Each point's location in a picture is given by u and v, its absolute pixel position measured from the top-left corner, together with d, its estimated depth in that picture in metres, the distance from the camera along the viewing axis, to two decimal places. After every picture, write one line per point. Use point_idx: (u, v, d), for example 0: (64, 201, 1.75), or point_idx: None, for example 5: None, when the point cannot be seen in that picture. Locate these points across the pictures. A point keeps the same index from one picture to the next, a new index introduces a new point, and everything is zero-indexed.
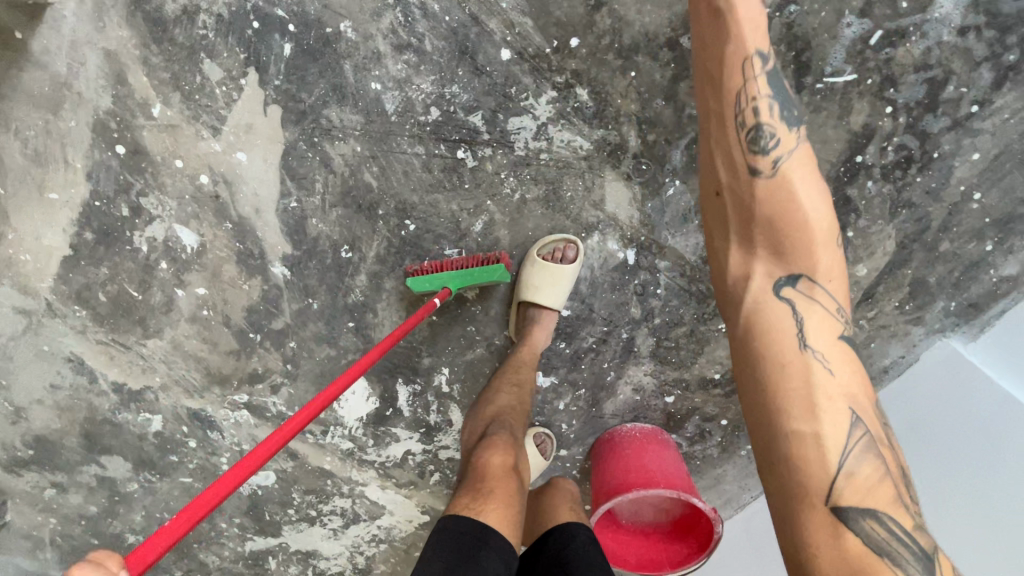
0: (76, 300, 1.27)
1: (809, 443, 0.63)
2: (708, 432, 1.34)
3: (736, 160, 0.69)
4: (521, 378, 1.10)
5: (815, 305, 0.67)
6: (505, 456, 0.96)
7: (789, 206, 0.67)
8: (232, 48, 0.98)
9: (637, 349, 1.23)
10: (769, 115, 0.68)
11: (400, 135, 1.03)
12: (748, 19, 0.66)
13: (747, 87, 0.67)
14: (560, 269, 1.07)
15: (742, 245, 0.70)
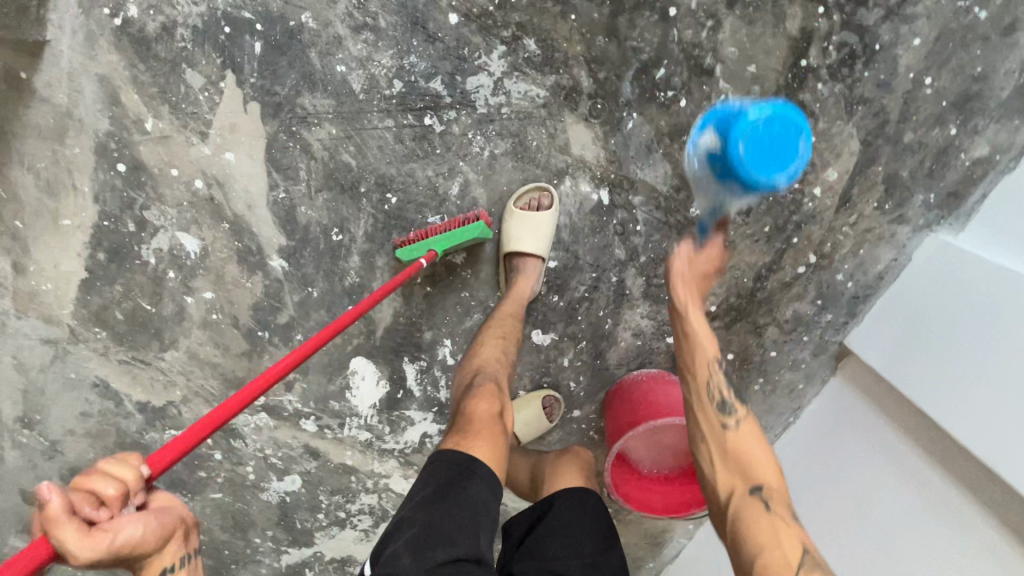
0: (95, 323, 1.35)
1: (769, 557, 0.73)
2: None
3: (709, 412, 0.89)
4: (505, 330, 1.13)
5: (772, 491, 0.80)
6: (492, 404, 0.99)
7: (750, 450, 0.84)
8: (208, 53, 1.07)
9: (629, 291, 1.26)
10: (727, 389, 0.91)
11: (370, 111, 1.10)
12: (692, 325, 0.96)
13: (707, 360, 0.93)
14: (537, 215, 1.13)
15: (714, 459, 0.85)
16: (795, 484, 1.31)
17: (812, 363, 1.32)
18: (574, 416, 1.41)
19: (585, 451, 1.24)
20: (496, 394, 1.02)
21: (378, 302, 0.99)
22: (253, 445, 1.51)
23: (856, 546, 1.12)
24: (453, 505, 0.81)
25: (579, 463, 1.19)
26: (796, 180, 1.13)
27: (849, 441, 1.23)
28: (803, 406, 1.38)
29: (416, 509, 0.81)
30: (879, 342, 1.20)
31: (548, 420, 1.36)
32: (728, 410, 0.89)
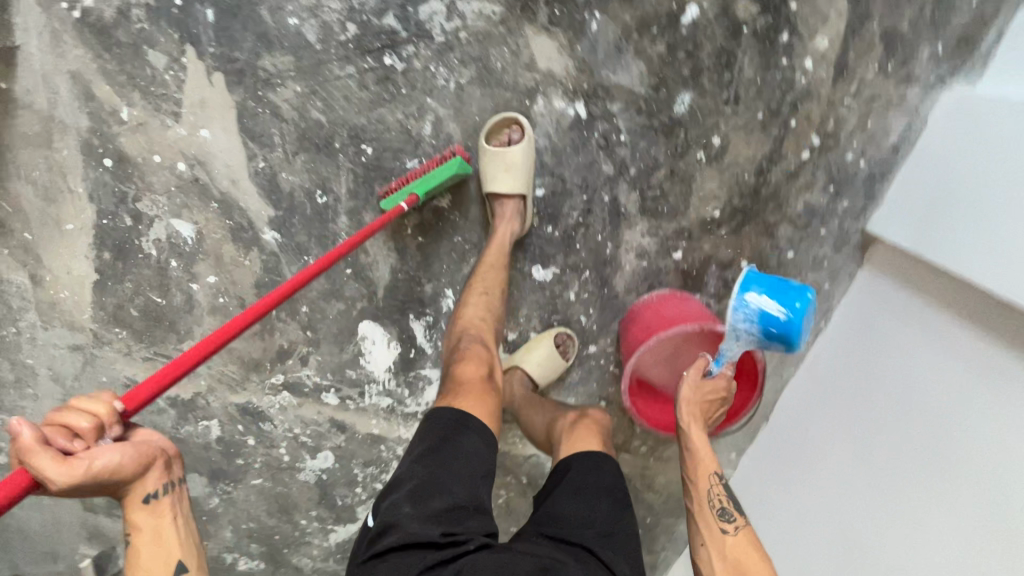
0: (114, 323, 1.39)
1: None
2: (732, 282, 1.28)
3: (709, 515, 0.91)
4: (487, 283, 1.12)
5: None
6: (478, 366, 0.99)
7: (749, 560, 0.85)
8: (166, 30, 1.08)
9: (624, 209, 1.20)
10: (727, 496, 0.94)
11: (329, 60, 1.09)
12: (698, 446, 0.98)
13: (710, 472, 0.95)
14: (510, 151, 1.09)
15: (711, 545, 0.88)
16: (814, 414, 1.27)
17: (834, 258, 1.24)
18: (591, 351, 1.38)
19: (600, 415, 1.12)
20: (482, 354, 1.02)
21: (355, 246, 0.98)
22: (282, 426, 1.52)
23: (909, 440, 1.04)
24: (449, 454, 0.80)
25: (595, 428, 1.07)
26: (783, 55, 1.09)
27: (890, 332, 1.14)
28: (832, 308, 1.30)
29: (414, 463, 0.80)
30: (908, 219, 1.11)
31: (563, 358, 1.33)
32: (728, 516, 0.91)
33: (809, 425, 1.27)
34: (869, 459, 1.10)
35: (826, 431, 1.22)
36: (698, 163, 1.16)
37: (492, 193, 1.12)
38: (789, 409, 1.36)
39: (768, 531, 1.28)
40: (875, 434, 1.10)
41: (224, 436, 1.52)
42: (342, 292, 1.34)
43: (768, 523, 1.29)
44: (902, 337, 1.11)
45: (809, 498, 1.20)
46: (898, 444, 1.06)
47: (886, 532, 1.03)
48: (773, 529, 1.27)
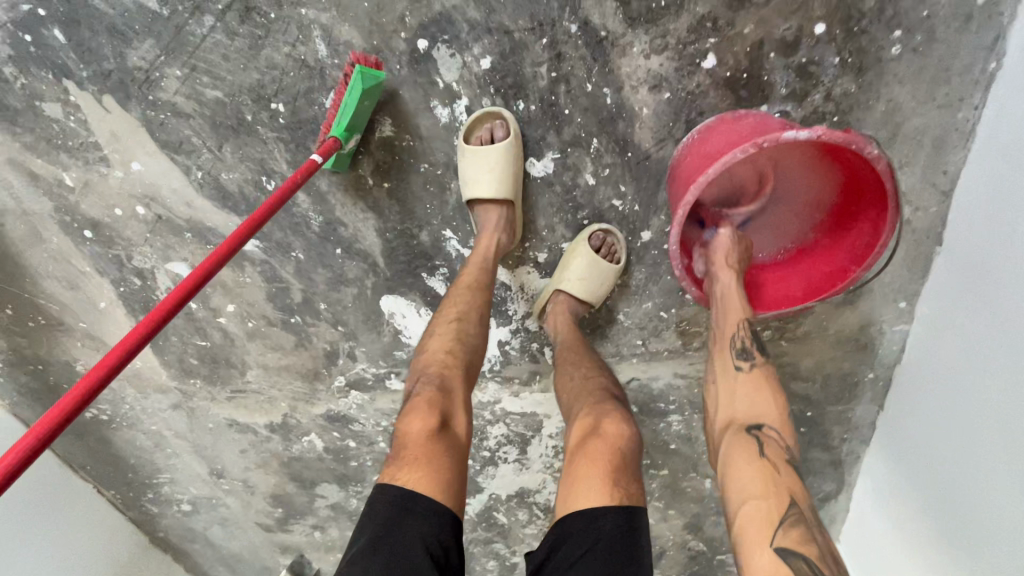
0: (188, 375, 1.45)
1: (754, 503, 0.67)
2: (814, 63, 0.84)
3: (719, 353, 0.84)
4: (457, 311, 0.90)
5: (777, 439, 0.73)
6: (427, 417, 0.77)
7: (757, 393, 0.78)
8: (38, 74, 0.97)
9: (605, 32, 0.86)
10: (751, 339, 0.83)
11: (185, 22, 0.90)
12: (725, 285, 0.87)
13: (737, 315, 0.84)
14: (490, 149, 0.91)
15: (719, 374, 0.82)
16: (981, 259, 0.87)
17: None
18: (648, 239, 1.05)
19: (615, 431, 0.79)
20: (437, 402, 0.79)
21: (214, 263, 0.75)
22: (369, 422, 1.47)
23: None
24: (390, 550, 0.64)
25: (605, 453, 0.76)
26: None
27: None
28: (999, 32, 0.80)
29: (350, 565, 0.65)
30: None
31: (611, 261, 1.03)
32: (746, 354, 0.81)
33: (983, 251, 0.87)
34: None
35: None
36: None
37: (474, 200, 0.96)
38: (947, 281, 0.96)
39: (993, 392, 0.87)
40: None
41: (328, 445, 1.54)
42: (348, 276, 1.18)
43: (990, 381, 0.87)
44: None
45: (1011, 344, 0.82)
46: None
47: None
48: (1001, 386, 0.85)
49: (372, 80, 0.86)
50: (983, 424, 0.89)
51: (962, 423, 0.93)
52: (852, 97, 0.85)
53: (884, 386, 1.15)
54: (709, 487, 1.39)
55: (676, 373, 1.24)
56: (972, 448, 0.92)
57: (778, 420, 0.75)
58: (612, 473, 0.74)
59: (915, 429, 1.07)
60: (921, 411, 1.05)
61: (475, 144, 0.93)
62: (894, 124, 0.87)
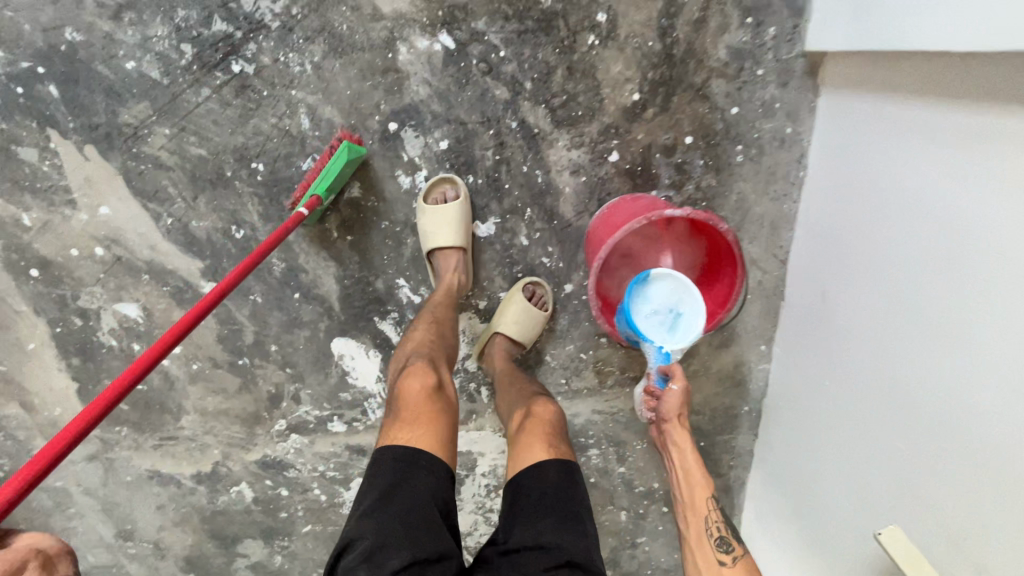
0: (114, 422, 1.43)
1: None
2: (687, 164, 1.14)
3: (704, 547, 0.95)
4: (436, 312, 1.09)
5: None
6: (425, 384, 0.94)
7: None
8: (22, 122, 1.04)
9: (537, 128, 1.09)
10: (725, 527, 0.96)
11: (182, 91, 1.03)
12: (686, 464, 1.01)
13: (704, 494, 0.99)
14: (446, 208, 1.09)
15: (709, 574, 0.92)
16: (809, 310, 1.19)
17: (785, 96, 1.09)
18: (569, 291, 1.27)
19: (545, 409, 1.03)
20: (433, 370, 0.98)
21: (240, 276, 0.85)
22: (305, 468, 1.49)
23: (871, 247, 0.99)
24: (405, 502, 0.77)
25: (540, 425, 0.98)
26: None
27: (875, 147, 0.96)
28: (805, 151, 1.15)
29: (366, 518, 0.76)
30: (844, 14, 0.93)
31: (541, 309, 1.23)
32: (726, 548, 0.93)
33: (809, 305, 1.18)
34: (897, 286, 0.92)
35: (842, 281, 1.07)
36: (593, 49, 1.03)
37: (433, 249, 1.11)
38: (790, 329, 1.27)
39: (829, 410, 1.12)
40: (885, 264, 0.95)
41: (258, 495, 1.52)
42: (302, 319, 1.28)
43: (827, 402, 1.12)
44: (892, 145, 0.92)
45: (827, 372, 1.12)
46: (924, 261, 0.87)
47: (935, 363, 0.85)
48: (824, 404, 1.14)
49: (355, 154, 1.04)
50: (816, 438, 1.17)
51: (814, 441, 1.17)
52: (713, 189, 1.17)
53: (757, 416, 1.42)
54: (624, 517, 1.58)
55: (594, 410, 1.46)
56: (813, 459, 1.18)
57: None
58: (554, 440, 0.95)
59: (780, 452, 1.33)
60: (782, 436, 1.32)
61: (432, 202, 1.11)
62: (743, 210, 1.19)
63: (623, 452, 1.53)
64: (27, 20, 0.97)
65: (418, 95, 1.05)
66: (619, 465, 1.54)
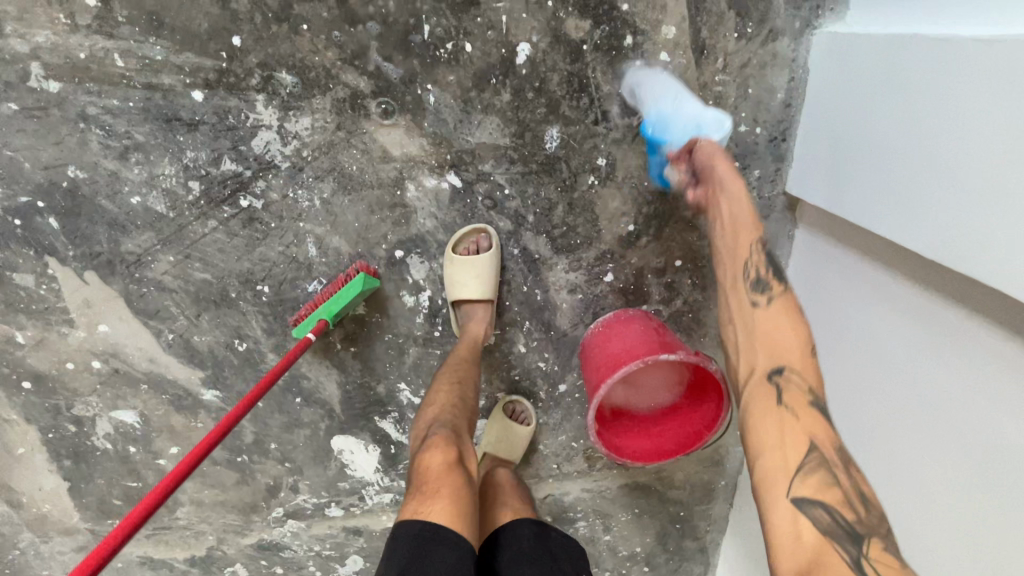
0: (105, 515, 1.37)
1: (778, 498, 0.71)
2: (675, 283, 1.22)
3: (741, 290, 0.88)
4: (459, 373, 1.06)
5: (800, 424, 0.74)
6: (449, 458, 0.94)
7: (778, 331, 0.83)
8: (20, 250, 1.03)
9: (538, 254, 1.14)
10: (766, 269, 0.88)
11: (188, 223, 1.03)
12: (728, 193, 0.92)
13: (749, 239, 0.90)
14: (478, 259, 1.07)
15: (739, 318, 0.88)
16: None
17: (767, 226, 1.17)
18: (563, 390, 1.34)
19: (504, 475, 1.23)
20: (454, 442, 0.97)
21: (267, 387, 0.89)
22: (301, 549, 1.51)
23: (843, 362, 1.05)
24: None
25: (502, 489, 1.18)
26: (632, 57, 0.98)
27: (847, 288, 1.04)
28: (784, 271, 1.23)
29: None
30: (824, 178, 1.01)
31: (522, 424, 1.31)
32: (762, 289, 0.87)
33: None
34: (868, 404, 0.99)
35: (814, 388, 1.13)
36: (592, 188, 1.08)
37: (460, 299, 1.09)
38: None
39: None
40: (856, 381, 1.01)
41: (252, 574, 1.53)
42: (303, 419, 1.31)
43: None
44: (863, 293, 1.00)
45: None
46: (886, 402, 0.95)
47: (896, 497, 0.93)
48: None
49: (370, 284, 1.07)
50: None
51: None
52: (699, 302, 1.25)
53: None
54: None
55: (582, 488, 1.55)
56: None
57: (794, 360, 0.80)
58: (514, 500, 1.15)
59: None
60: None
61: (463, 253, 1.08)
62: None
63: (609, 523, 1.61)
64: (28, 159, 0.95)
65: (425, 227, 1.08)
66: (605, 534, 1.63)
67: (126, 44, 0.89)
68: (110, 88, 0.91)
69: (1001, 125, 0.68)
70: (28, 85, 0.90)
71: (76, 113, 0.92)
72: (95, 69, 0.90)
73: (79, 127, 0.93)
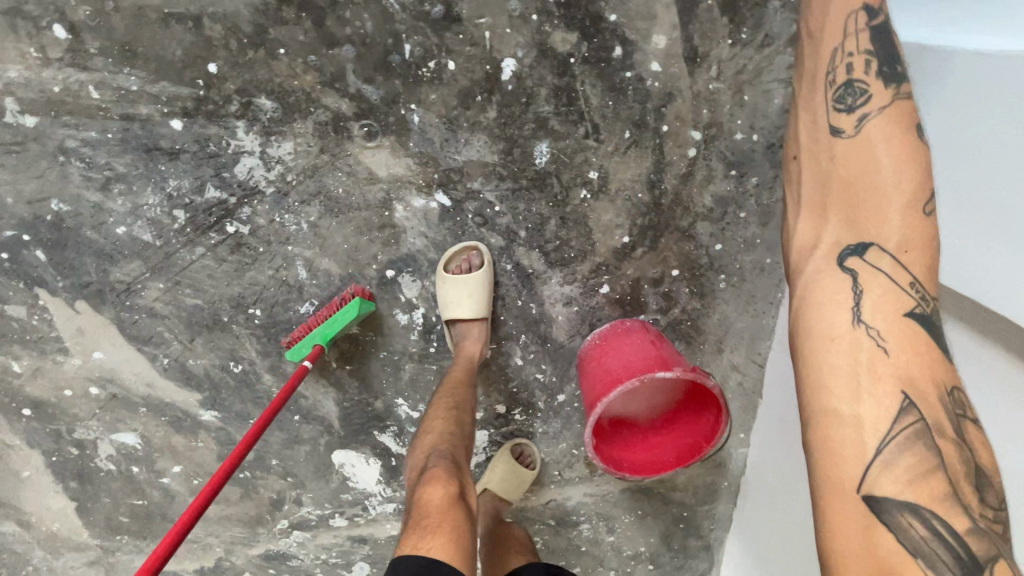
0: (113, 532, 1.39)
1: (847, 427, 0.68)
2: (672, 292, 1.20)
3: (822, 117, 0.84)
4: (457, 401, 1.07)
5: (875, 292, 0.72)
6: (449, 491, 0.94)
7: (857, 167, 0.79)
8: (10, 283, 1.02)
9: (531, 269, 1.13)
10: (870, 85, 0.81)
11: (176, 250, 1.02)
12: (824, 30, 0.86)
13: (837, 39, 0.84)
14: (471, 277, 1.05)
15: (810, 157, 0.86)
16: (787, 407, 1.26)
17: (766, 233, 1.14)
18: (562, 399, 1.33)
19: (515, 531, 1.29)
20: (452, 474, 0.98)
21: (265, 428, 0.90)
22: (308, 558, 1.52)
23: None
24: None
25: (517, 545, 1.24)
26: (622, 68, 0.94)
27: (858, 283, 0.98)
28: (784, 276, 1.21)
29: None
30: None
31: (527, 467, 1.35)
32: (847, 108, 0.81)
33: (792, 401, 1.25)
34: None
35: None
36: (585, 202, 1.06)
37: (454, 319, 1.08)
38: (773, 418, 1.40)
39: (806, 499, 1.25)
40: None
41: None
42: (303, 436, 1.31)
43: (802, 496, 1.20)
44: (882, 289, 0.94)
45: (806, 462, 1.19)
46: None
47: None
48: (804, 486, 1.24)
49: (365, 307, 1.06)
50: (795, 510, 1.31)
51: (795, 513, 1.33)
52: (697, 310, 1.23)
53: None
54: None
55: (584, 492, 1.56)
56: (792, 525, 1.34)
57: (888, 223, 0.75)
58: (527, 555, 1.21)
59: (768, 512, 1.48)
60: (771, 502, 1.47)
61: (455, 272, 1.06)
62: (725, 326, 1.26)
63: (613, 525, 1.62)
64: (10, 194, 0.94)
65: (416, 246, 1.07)
66: (609, 535, 1.64)
67: (100, 75, 0.87)
68: (87, 120, 0.89)
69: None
70: (5, 120, 0.89)
71: (54, 146, 0.91)
72: (71, 101, 0.88)
73: (59, 160, 0.92)
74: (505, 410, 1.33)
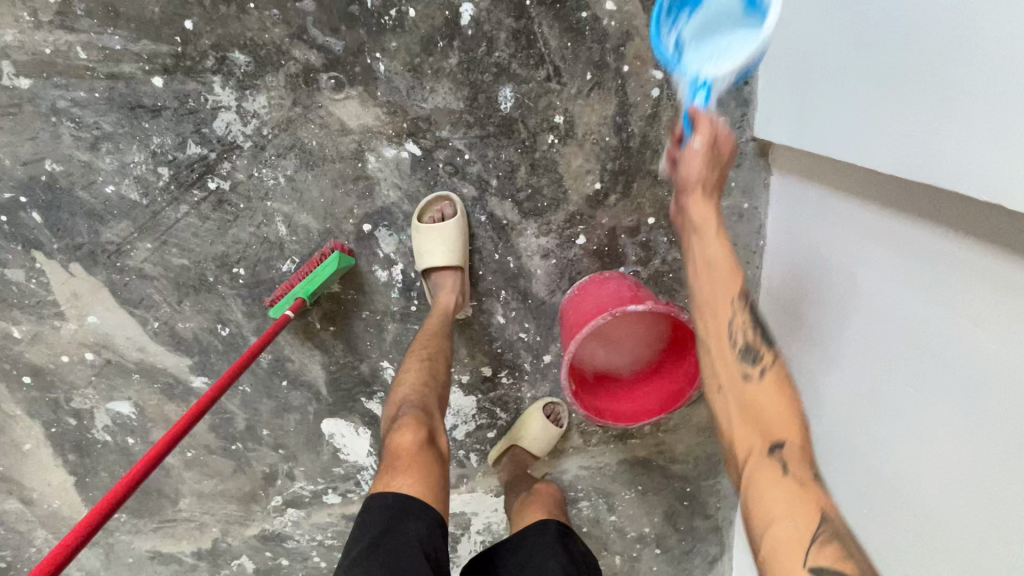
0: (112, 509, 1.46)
1: (785, 524, 0.65)
2: (652, 242, 1.19)
3: (727, 357, 0.78)
4: (429, 351, 1.06)
5: (788, 474, 0.68)
6: (419, 435, 0.93)
7: (770, 406, 0.73)
8: (9, 247, 1.08)
9: (506, 220, 1.14)
10: (753, 329, 0.78)
11: (161, 209, 1.07)
12: (709, 254, 0.81)
13: (729, 279, 0.80)
14: (445, 226, 1.07)
15: (719, 388, 0.79)
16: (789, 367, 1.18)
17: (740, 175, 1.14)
18: (548, 361, 1.32)
19: (547, 487, 1.27)
20: (424, 421, 0.96)
21: (238, 373, 0.88)
22: (304, 539, 1.51)
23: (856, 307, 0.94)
24: (391, 551, 0.75)
25: (547, 498, 1.22)
26: (576, 8, 0.98)
27: (837, 242, 0.98)
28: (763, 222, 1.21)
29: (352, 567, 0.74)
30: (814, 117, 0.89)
31: (557, 425, 1.36)
32: (754, 354, 0.76)
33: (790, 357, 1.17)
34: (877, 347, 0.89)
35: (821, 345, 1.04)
36: (553, 147, 1.07)
37: (429, 269, 1.10)
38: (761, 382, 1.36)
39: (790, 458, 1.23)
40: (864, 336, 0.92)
41: (259, 566, 1.53)
42: (291, 404, 1.32)
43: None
44: (865, 256, 0.91)
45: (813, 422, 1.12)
46: (878, 368, 0.89)
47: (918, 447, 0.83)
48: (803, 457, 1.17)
49: (345, 262, 1.09)
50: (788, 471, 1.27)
51: None
52: (680, 261, 1.21)
53: None
54: (619, 562, 1.63)
55: (581, 465, 1.53)
56: None
57: (792, 437, 0.70)
58: (554, 509, 1.19)
59: None
60: None
61: (429, 223, 1.08)
62: None
63: (613, 502, 1.57)
64: (8, 156, 1.01)
65: (390, 199, 1.09)
66: (610, 514, 1.59)
67: (87, 37, 0.94)
68: (77, 81, 0.96)
69: (967, 36, 0.60)
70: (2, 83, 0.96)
71: (47, 107, 0.98)
72: (61, 63, 0.95)
73: (51, 121, 0.98)
74: (492, 373, 1.32)
